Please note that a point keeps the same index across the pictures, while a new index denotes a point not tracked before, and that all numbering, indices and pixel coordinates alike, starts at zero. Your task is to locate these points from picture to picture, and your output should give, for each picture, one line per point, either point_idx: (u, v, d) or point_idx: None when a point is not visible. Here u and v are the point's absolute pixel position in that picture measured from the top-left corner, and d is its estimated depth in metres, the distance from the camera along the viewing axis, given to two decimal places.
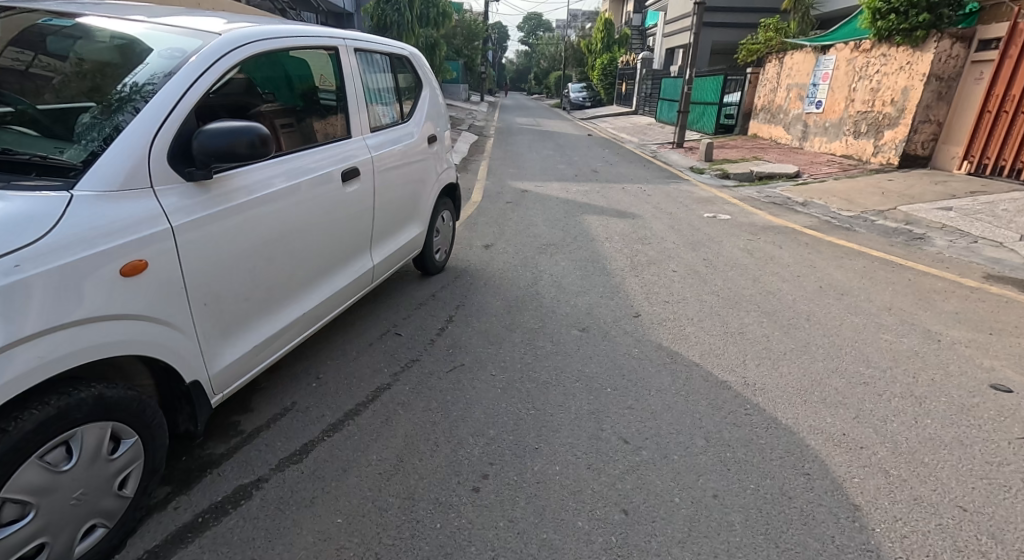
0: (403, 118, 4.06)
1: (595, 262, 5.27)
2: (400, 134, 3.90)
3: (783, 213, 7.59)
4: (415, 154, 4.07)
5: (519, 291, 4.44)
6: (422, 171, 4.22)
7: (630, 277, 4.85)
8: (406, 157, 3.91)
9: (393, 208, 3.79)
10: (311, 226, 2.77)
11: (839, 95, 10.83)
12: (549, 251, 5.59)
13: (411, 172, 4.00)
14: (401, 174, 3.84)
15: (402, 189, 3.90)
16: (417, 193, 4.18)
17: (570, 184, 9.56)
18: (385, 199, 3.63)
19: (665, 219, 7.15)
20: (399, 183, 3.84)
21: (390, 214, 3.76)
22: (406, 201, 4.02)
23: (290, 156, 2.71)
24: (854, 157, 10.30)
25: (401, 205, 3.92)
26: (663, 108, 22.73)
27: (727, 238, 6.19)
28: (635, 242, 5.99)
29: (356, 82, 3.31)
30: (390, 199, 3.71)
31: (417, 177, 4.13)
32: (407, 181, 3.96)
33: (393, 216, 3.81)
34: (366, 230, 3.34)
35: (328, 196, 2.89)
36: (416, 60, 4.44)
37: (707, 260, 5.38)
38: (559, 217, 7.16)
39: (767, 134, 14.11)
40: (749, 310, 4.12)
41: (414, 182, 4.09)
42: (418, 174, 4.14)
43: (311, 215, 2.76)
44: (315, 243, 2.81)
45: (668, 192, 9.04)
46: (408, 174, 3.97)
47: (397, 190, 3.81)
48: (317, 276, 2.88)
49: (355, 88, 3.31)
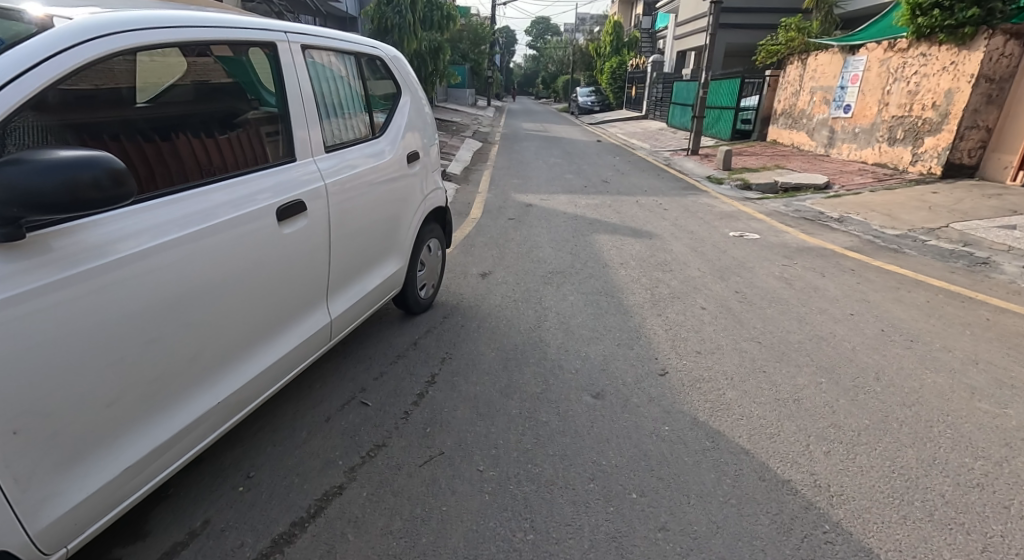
0: (375, 132, 3.35)
1: (610, 296, 4.52)
2: (372, 150, 3.22)
3: (817, 230, 6.81)
4: (393, 175, 3.38)
5: (519, 338, 3.69)
6: (402, 193, 3.52)
7: (652, 316, 4.10)
8: (380, 178, 3.22)
9: (365, 243, 3.10)
10: (230, 285, 2.07)
11: (872, 98, 10.04)
12: (555, 282, 4.84)
13: (387, 196, 3.31)
14: (373, 200, 3.15)
15: (374, 220, 3.18)
16: (397, 221, 3.49)
17: (580, 197, 8.81)
18: (352, 233, 2.93)
19: (686, 238, 6.40)
20: (369, 213, 3.12)
21: (358, 252, 3.04)
22: (380, 235, 3.30)
23: (201, 191, 2.04)
24: (889, 165, 9.50)
25: (376, 237, 3.23)
26: (676, 113, 21.93)
27: (759, 263, 5.43)
28: (655, 269, 5.24)
29: (305, 86, 2.66)
30: (360, 232, 3.02)
31: (396, 201, 3.44)
32: (382, 207, 3.27)
33: (365, 252, 3.12)
34: (318, 278, 2.63)
35: (256, 242, 2.18)
36: (393, 61, 3.74)
37: (741, 292, 4.63)
38: (567, 237, 6.40)
39: (789, 139, 13.31)
40: (801, 364, 3.36)
41: (392, 209, 3.39)
42: (396, 197, 3.45)
43: (230, 270, 2.06)
44: (240, 305, 2.13)
45: (687, 206, 8.28)
46: (384, 199, 3.28)
47: (369, 219, 3.12)
48: (241, 348, 2.18)
49: (305, 92, 2.66)
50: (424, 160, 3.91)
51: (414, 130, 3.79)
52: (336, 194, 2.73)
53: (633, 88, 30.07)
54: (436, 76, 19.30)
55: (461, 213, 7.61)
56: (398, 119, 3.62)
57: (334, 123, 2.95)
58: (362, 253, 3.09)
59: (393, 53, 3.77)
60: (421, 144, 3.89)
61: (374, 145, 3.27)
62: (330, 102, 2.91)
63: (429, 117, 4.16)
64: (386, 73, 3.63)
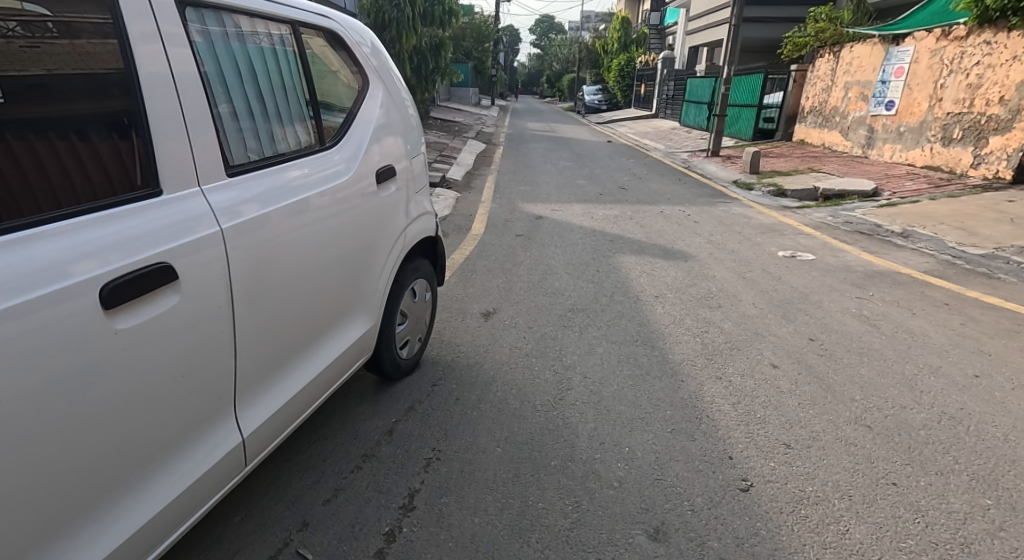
0: (327, 142, 2.34)
1: (651, 348, 3.51)
2: (321, 167, 2.23)
3: (879, 248, 5.80)
4: (356, 201, 2.38)
5: (534, 423, 2.69)
6: (373, 225, 2.53)
7: (710, 381, 3.10)
8: (335, 207, 2.22)
9: (308, 305, 2.11)
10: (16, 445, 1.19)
11: (922, 94, 9.00)
12: (578, 326, 3.83)
13: (346, 234, 2.31)
14: (323, 242, 2.15)
15: (322, 273, 2.18)
16: (364, 264, 2.50)
17: (597, 207, 7.80)
18: (282, 296, 1.95)
19: (729, 261, 5.38)
20: (315, 263, 2.12)
21: (296, 323, 2.05)
22: (335, 290, 2.30)
23: None
24: (943, 168, 8.48)
25: (327, 294, 2.24)
26: (690, 111, 20.86)
27: (826, 295, 4.43)
28: (701, 305, 4.22)
29: (189, 71, 1.67)
30: (297, 291, 2.03)
31: (362, 237, 2.45)
32: (338, 249, 2.27)
33: (308, 318, 2.13)
34: (218, 383, 1.68)
35: (81, 351, 1.29)
36: (361, 45, 2.75)
37: (816, 339, 3.61)
38: (587, 259, 5.38)
39: (818, 139, 12.30)
40: (943, 466, 2.35)
41: (354, 249, 2.40)
42: (364, 232, 2.46)
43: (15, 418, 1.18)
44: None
45: (719, 217, 7.26)
46: (342, 235, 2.28)
47: (314, 270, 2.12)
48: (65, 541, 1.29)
49: (190, 82, 1.66)
50: (407, 177, 2.91)
51: (391, 136, 2.78)
52: (248, 247, 1.75)
53: (642, 86, 29.02)
54: (438, 75, 18.34)
55: (461, 228, 6.61)
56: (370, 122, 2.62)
57: (252, 131, 1.96)
58: (305, 318, 2.11)
59: (360, 34, 2.78)
60: (402, 153, 2.88)
61: (324, 161, 2.26)
62: (243, 98, 1.93)
63: (415, 123, 3.18)
64: (351, 61, 2.62)
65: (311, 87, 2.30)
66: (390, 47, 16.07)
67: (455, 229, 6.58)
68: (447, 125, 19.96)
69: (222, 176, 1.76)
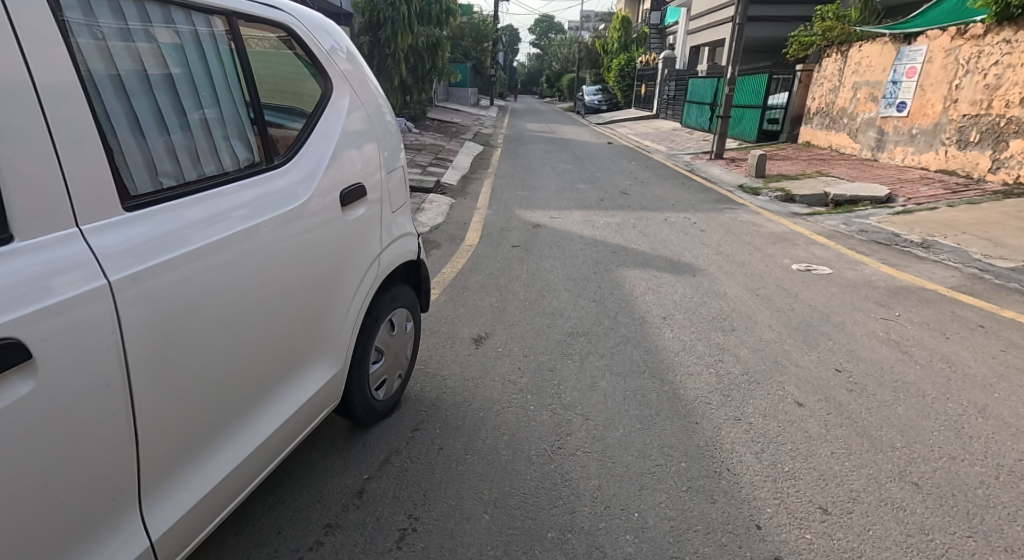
0: (278, 159, 1.97)
1: (659, 382, 3.14)
2: (271, 187, 1.87)
3: (900, 260, 5.44)
4: (317, 226, 2.02)
5: (528, 482, 2.33)
6: (339, 251, 2.17)
7: (729, 423, 2.74)
8: (287, 236, 1.86)
9: (253, 353, 1.75)
10: None
11: (936, 95, 8.64)
12: (578, 354, 3.46)
13: (303, 265, 1.95)
14: (270, 278, 1.79)
15: (270, 320, 1.81)
16: (329, 298, 2.14)
17: (598, 215, 7.44)
18: (214, 348, 1.58)
19: (740, 276, 5.02)
20: (259, 310, 1.75)
21: (234, 386, 1.68)
22: (289, 337, 1.93)
23: None
24: (959, 173, 8.13)
25: (278, 338, 1.88)
26: (691, 111, 20.50)
27: (849, 315, 4.07)
28: (713, 328, 3.86)
29: (62, 77, 1.31)
30: (236, 341, 1.67)
31: (326, 267, 2.09)
32: (292, 284, 1.91)
33: (254, 370, 1.77)
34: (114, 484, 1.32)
35: None
36: (327, 43, 2.39)
37: (843, 370, 3.25)
38: (588, 273, 5.02)
39: (825, 142, 11.95)
40: (1010, 541, 1.99)
41: (315, 281, 2.03)
42: (328, 260, 2.10)
43: None
44: None
45: (726, 225, 6.91)
46: (297, 267, 1.92)
47: (259, 312, 1.76)
48: None
49: (62, 85, 1.30)
50: (383, 193, 2.55)
51: (364, 147, 2.42)
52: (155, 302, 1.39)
53: (642, 86, 28.67)
54: (435, 74, 17.98)
55: (454, 238, 6.25)
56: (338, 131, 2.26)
57: (168, 148, 1.60)
58: (249, 370, 1.74)
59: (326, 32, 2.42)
60: (376, 167, 2.51)
61: (273, 183, 1.89)
62: (153, 108, 1.58)
63: (394, 132, 2.82)
64: (313, 61, 2.27)
65: (254, 93, 1.93)
66: (386, 46, 15.71)
67: (448, 239, 6.22)
68: (445, 126, 19.60)
69: (118, 211, 1.39)
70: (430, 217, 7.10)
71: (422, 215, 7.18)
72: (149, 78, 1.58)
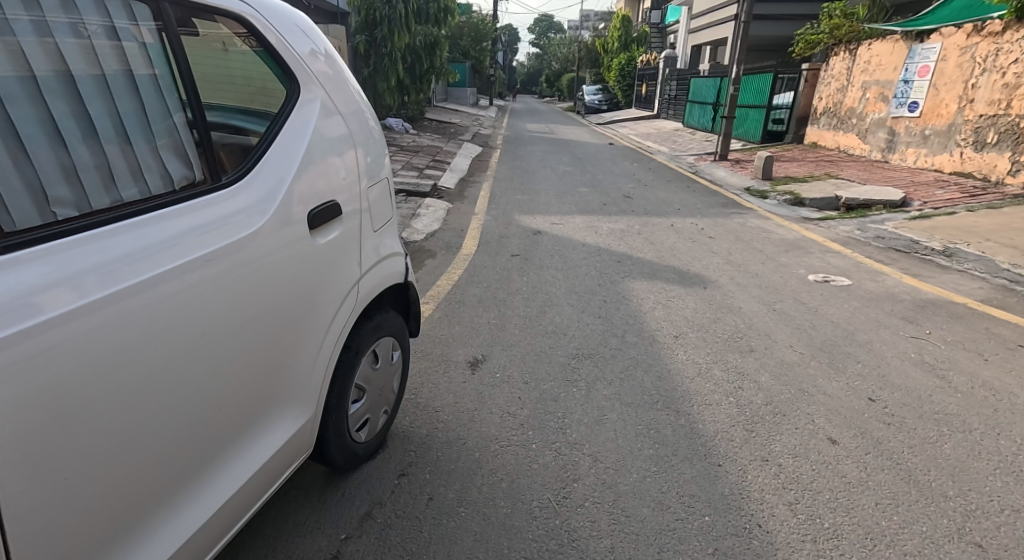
0: (226, 178, 1.68)
1: (674, 413, 2.85)
2: (218, 215, 1.58)
3: (922, 270, 5.14)
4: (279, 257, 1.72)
5: (530, 543, 2.03)
6: (310, 283, 1.87)
7: (756, 464, 2.44)
8: (236, 273, 1.57)
9: (188, 418, 1.47)
10: None
11: (950, 94, 8.32)
12: (584, 381, 3.17)
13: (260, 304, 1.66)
14: (211, 327, 1.51)
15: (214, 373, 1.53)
16: (298, 338, 1.85)
17: (601, 221, 7.15)
18: (122, 422, 1.31)
19: (753, 287, 4.73)
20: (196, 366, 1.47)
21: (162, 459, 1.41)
22: (241, 391, 1.65)
23: None
24: (976, 175, 7.83)
25: (227, 393, 1.59)
26: (694, 111, 20.21)
27: (875, 333, 3.77)
28: (728, 347, 3.57)
29: None
30: (159, 406, 1.39)
31: (292, 303, 1.79)
32: (245, 328, 1.62)
33: (191, 434, 1.49)
34: None
35: None
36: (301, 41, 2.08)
37: (877, 398, 2.95)
38: (592, 286, 4.73)
39: (833, 142, 11.65)
40: None
41: (277, 321, 1.74)
42: (296, 296, 1.80)
43: None
44: None
45: (735, 232, 6.62)
46: (249, 308, 1.63)
47: (194, 369, 1.47)
48: None
49: None
50: (367, 211, 2.25)
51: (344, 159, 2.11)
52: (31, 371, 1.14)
53: (643, 85, 28.37)
54: (434, 74, 17.70)
55: (451, 246, 5.96)
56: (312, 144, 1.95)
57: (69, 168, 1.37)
58: (184, 435, 1.47)
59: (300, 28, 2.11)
60: (355, 180, 2.20)
61: (219, 208, 1.60)
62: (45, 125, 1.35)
63: (379, 141, 2.52)
64: (281, 62, 1.96)
65: (193, 95, 1.66)
66: (383, 45, 15.41)
67: (443, 247, 5.93)
68: (443, 126, 19.32)
69: None
70: (425, 223, 6.81)
71: (418, 220, 6.88)
72: (38, 82, 1.35)
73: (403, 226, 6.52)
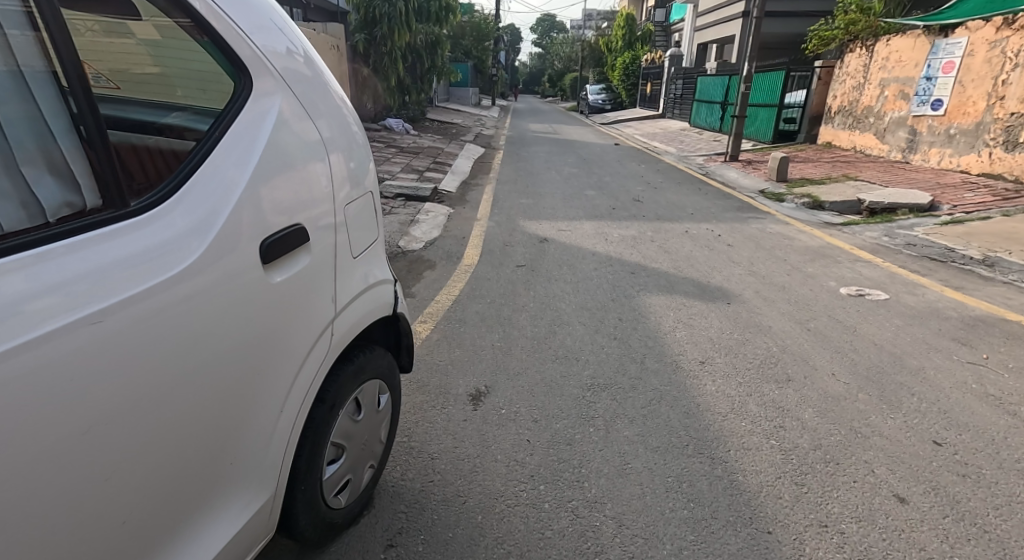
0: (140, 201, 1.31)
1: (707, 460, 2.46)
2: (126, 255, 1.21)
3: (962, 281, 4.75)
4: (210, 309, 1.34)
5: None
6: (259, 337, 1.48)
7: (811, 531, 2.06)
8: (136, 339, 1.19)
9: (56, 545, 1.09)
10: None
11: (978, 92, 7.92)
12: (602, 419, 2.79)
13: (178, 375, 1.28)
14: (96, 415, 1.13)
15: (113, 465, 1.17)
16: (241, 406, 1.46)
17: (611, 227, 6.76)
18: None
19: (781, 302, 4.34)
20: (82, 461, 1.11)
21: None
22: (163, 475, 1.29)
23: None
24: (1008, 177, 7.43)
25: (126, 498, 1.22)
26: (701, 110, 19.82)
27: (926, 357, 3.37)
28: (761, 375, 3.19)
29: None
30: (3, 540, 1.01)
31: (231, 366, 1.41)
32: (154, 409, 1.24)
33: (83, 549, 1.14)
34: None
35: None
36: (264, 29, 1.68)
37: (943, 441, 2.56)
38: (605, 301, 4.34)
39: (850, 142, 11.26)
40: None
41: (207, 391, 1.35)
42: (236, 356, 1.42)
43: None
44: None
45: (754, 238, 6.23)
46: (161, 382, 1.25)
47: (63, 480, 1.09)
48: None
49: None
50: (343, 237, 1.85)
51: (312, 177, 1.72)
52: None
53: (648, 85, 27.99)
54: (435, 74, 17.33)
55: (452, 255, 5.58)
56: (269, 157, 1.56)
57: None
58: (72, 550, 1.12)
59: (263, 13, 1.71)
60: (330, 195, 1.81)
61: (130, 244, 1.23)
62: None
63: (363, 151, 2.13)
64: (230, 56, 1.56)
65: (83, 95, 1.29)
66: (383, 43, 15.03)
67: (444, 257, 5.54)
68: (445, 127, 18.93)
69: None
70: (425, 230, 6.43)
71: (417, 227, 6.49)
72: None
73: (401, 234, 6.13)
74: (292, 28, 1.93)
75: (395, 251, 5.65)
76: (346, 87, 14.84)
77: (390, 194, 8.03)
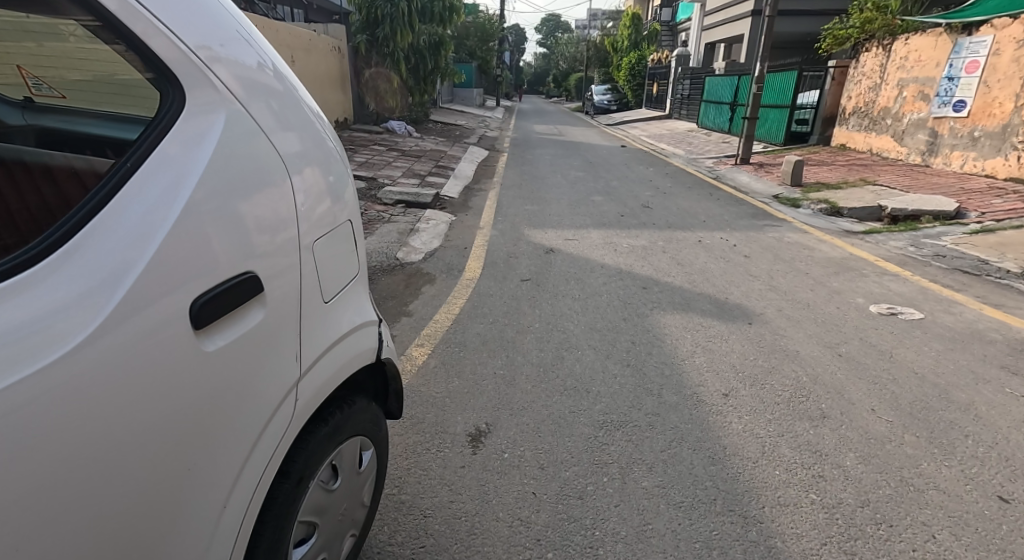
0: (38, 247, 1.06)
1: (739, 520, 2.16)
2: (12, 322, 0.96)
3: (1001, 297, 4.42)
4: (108, 390, 1.05)
5: None
6: (186, 414, 1.19)
7: None
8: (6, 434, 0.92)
9: None
10: None
11: (1004, 93, 7.57)
12: (617, 465, 2.49)
13: (69, 478, 1.00)
14: None
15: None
16: (162, 504, 1.17)
17: (621, 236, 6.46)
18: None
19: (808, 321, 4.02)
20: None
21: None
22: None
23: None
24: None
25: None
26: (709, 111, 19.49)
27: (975, 388, 3.05)
28: (794, 411, 2.87)
29: None
30: None
31: (144, 458, 1.12)
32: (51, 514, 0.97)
33: None
34: None
35: None
36: (207, 30, 1.40)
37: (1010, 497, 2.25)
38: (617, 321, 4.04)
39: (866, 144, 10.94)
40: None
41: (116, 489, 1.08)
42: (153, 443, 1.13)
43: None
44: None
45: (772, 248, 5.91)
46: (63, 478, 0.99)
47: None
48: None
49: None
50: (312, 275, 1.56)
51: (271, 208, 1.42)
52: None
53: (654, 85, 27.66)
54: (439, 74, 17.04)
55: (453, 268, 5.28)
56: (210, 187, 1.26)
57: None
58: None
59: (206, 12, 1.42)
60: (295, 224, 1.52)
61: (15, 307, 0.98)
62: None
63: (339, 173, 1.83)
64: (156, 64, 1.27)
65: None
66: (385, 44, 14.74)
67: (444, 270, 5.23)
68: (449, 128, 18.64)
69: None
70: (424, 240, 6.14)
71: (417, 237, 6.20)
72: None
73: (400, 244, 5.84)
74: (251, 32, 1.66)
75: (393, 263, 5.35)
76: (347, 88, 14.56)
77: (390, 201, 7.74)
